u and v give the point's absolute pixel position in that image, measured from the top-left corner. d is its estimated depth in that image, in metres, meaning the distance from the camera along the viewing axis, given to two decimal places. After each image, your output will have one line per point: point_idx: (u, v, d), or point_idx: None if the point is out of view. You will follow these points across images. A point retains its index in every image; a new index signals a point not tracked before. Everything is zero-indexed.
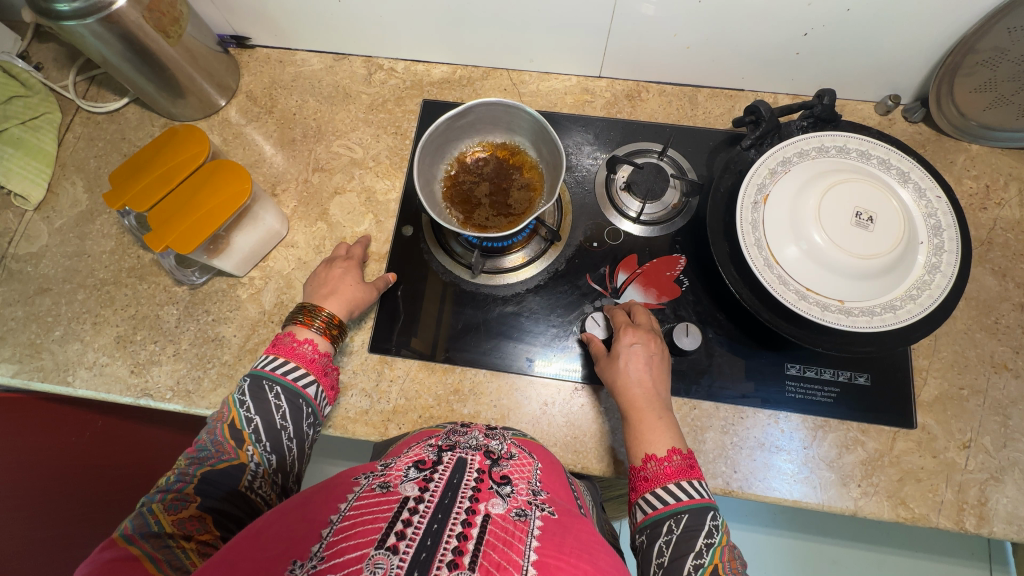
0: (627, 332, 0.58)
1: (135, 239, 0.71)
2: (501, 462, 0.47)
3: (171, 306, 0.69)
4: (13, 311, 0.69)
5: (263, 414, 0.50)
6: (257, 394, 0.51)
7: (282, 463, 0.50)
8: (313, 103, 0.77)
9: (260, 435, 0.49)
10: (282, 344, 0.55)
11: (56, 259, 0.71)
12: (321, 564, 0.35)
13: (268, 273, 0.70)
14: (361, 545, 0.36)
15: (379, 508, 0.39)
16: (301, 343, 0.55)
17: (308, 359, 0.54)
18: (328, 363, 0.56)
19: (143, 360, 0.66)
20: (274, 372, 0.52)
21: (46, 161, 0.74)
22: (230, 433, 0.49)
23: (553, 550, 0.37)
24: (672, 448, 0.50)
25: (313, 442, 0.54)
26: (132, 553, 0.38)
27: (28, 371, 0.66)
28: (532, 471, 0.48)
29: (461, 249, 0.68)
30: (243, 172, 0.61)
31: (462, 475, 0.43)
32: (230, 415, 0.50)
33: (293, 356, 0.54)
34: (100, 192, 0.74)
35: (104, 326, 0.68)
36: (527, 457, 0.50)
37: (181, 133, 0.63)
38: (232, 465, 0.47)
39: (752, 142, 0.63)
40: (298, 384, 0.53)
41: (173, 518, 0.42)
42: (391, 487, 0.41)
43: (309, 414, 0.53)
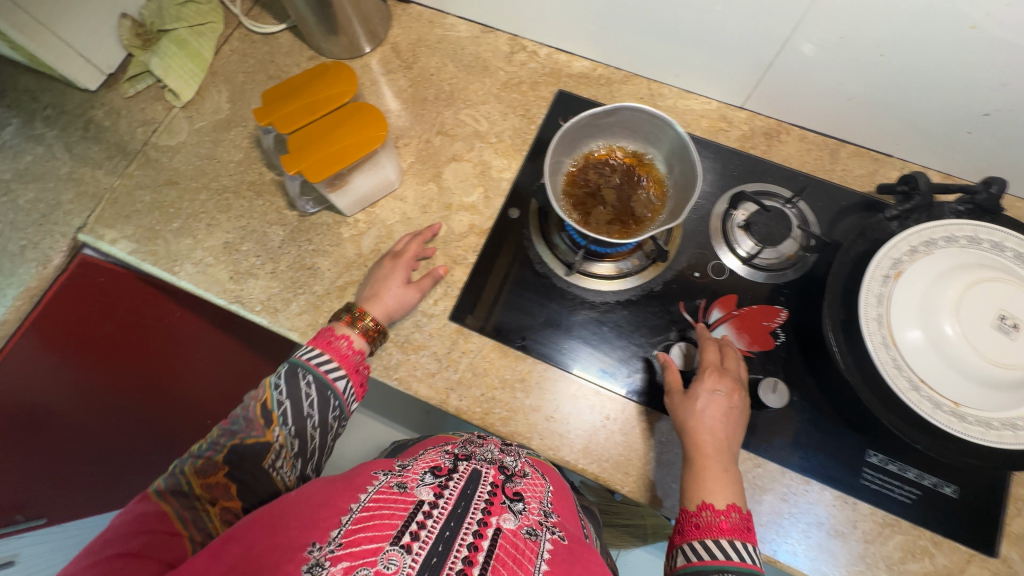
0: (711, 375, 0.56)
1: (262, 156, 0.75)
2: (513, 480, 0.51)
3: (278, 227, 0.72)
4: (143, 195, 0.74)
5: (293, 399, 0.54)
6: (292, 379, 0.54)
7: (303, 447, 0.54)
8: (452, 68, 0.78)
9: (286, 418, 0.54)
10: (321, 337, 0.58)
11: (189, 157, 0.76)
12: (338, 549, 0.38)
13: (373, 219, 0.71)
14: (376, 538, 0.40)
15: (395, 505, 0.43)
16: (338, 338, 0.58)
17: (343, 355, 0.57)
18: (360, 361, 0.58)
19: (243, 270, 0.70)
20: (309, 361, 0.55)
21: (201, 66, 0.79)
22: (260, 413, 0.54)
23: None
24: (731, 505, 0.49)
25: (334, 433, 0.57)
26: (162, 509, 0.48)
27: (143, 253, 0.71)
28: (543, 493, 0.53)
29: (562, 244, 0.68)
30: (381, 118, 0.62)
31: (475, 489, 0.47)
32: (264, 395, 0.54)
33: (329, 350, 0.57)
34: (241, 105, 0.78)
35: (216, 230, 0.72)
36: (538, 479, 0.55)
37: (331, 69, 0.65)
38: (257, 441, 0.53)
39: (897, 214, 0.60)
40: (328, 375, 0.55)
41: (201, 482, 0.51)
42: (407, 489, 0.45)
43: (335, 406, 0.56)
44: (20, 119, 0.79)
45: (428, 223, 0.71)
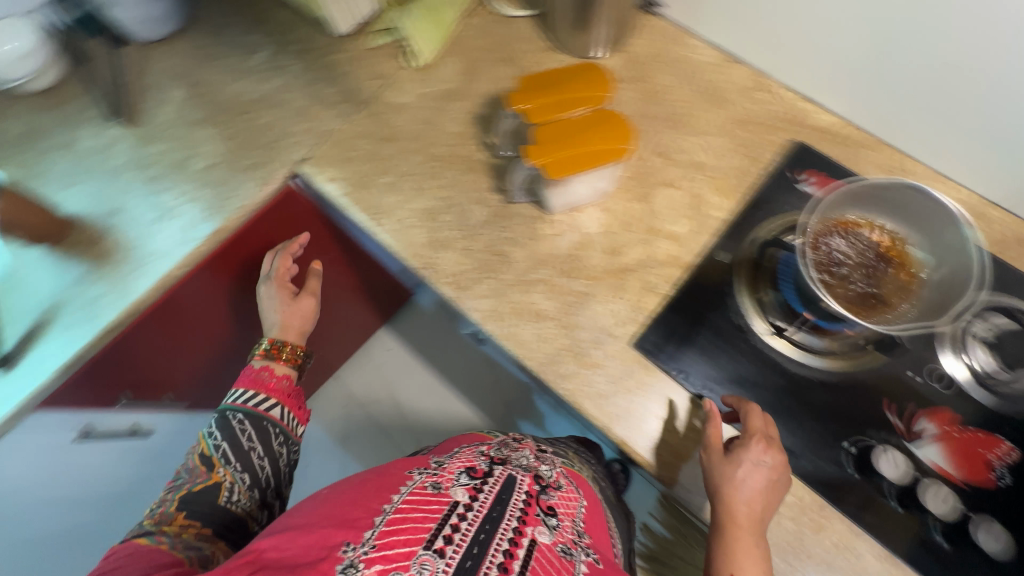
0: (760, 444, 0.56)
1: (478, 134, 0.76)
2: (548, 491, 0.63)
3: (481, 207, 0.72)
4: (362, 143, 0.77)
5: (229, 440, 0.72)
6: (224, 424, 0.73)
7: (252, 478, 0.72)
8: (685, 90, 0.76)
9: (227, 458, 0.71)
10: (258, 379, 0.77)
11: (411, 118, 0.78)
12: (371, 553, 0.49)
13: (574, 224, 0.70)
14: (409, 542, 0.51)
15: (428, 509, 0.54)
16: (261, 371, 0.78)
17: (266, 386, 0.77)
18: (286, 386, 0.79)
19: (438, 239, 0.71)
20: (236, 404, 0.74)
21: (443, 35, 0.82)
22: (201, 459, 0.72)
23: None
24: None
25: (283, 458, 0.76)
26: (145, 544, 0.61)
27: (352, 198, 0.75)
28: (574, 509, 0.65)
29: (771, 303, 0.64)
30: (629, 132, 0.61)
31: (511, 495, 0.59)
32: (201, 447, 0.73)
33: (252, 384, 0.76)
34: (470, 80, 0.80)
35: (421, 193, 0.74)
36: (573, 494, 0.68)
37: (588, 70, 0.64)
38: (206, 484, 0.70)
39: None
40: (262, 410, 0.75)
41: (168, 526, 0.65)
42: (442, 490, 0.57)
43: (276, 434, 0.75)
44: (273, 48, 0.85)
45: (629, 242, 0.69)
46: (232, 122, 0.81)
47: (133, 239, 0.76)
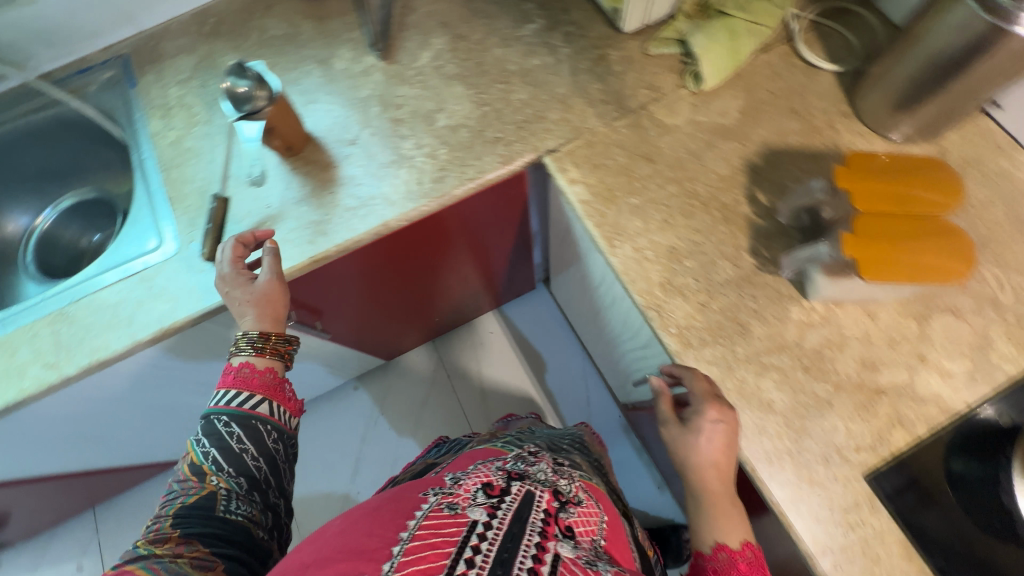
0: (715, 407, 0.57)
1: (745, 185, 0.70)
2: (565, 509, 0.63)
3: (730, 265, 0.66)
4: (617, 153, 0.73)
5: (220, 444, 0.63)
6: (211, 430, 0.64)
7: (250, 481, 0.63)
8: (999, 211, 0.66)
9: (221, 464, 0.62)
10: (237, 378, 0.66)
11: (675, 144, 0.72)
12: None
13: (831, 318, 0.63)
14: (430, 565, 0.50)
15: (446, 530, 0.54)
16: (244, 369, 0.66)
17: (247, 382, 0.66)
18: (268, 376, 0.67)
19: (675, 283, 0.66)
20: (224, 404, 0.65)
21: (733, 64, 0.74)
22: (192, 471, 0.62)
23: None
24: (717, 547, 0.57)
25: (278, 454, 0.67)
26: (135, 572, 0.51)
27: (591, 209, 0.70)
28: (594, 527, 0.64)
29: None
30: (964, 254, 0.53)
31: (529, 512, 0.59)
32: (190, 455, 0.63)
33: (234, 385, 0.66)
34: (750, 123, 0.73)
35: (668, 228, 0.68)
36: (593, 511, 0.67)
37: (933, 169, 0.58)
38: (203, 495, 0.60)
39: None
40: (251, 408, 0.65)
41: (162, 545, 0.55)
42: (458, 511, 0.57)
43: (269, 432, 0.66)
44: (545, 23, 0.81)
45: (890, 362, 0.61)
46: (485, 87, 0.78)
47: (358, 177, 0.75)
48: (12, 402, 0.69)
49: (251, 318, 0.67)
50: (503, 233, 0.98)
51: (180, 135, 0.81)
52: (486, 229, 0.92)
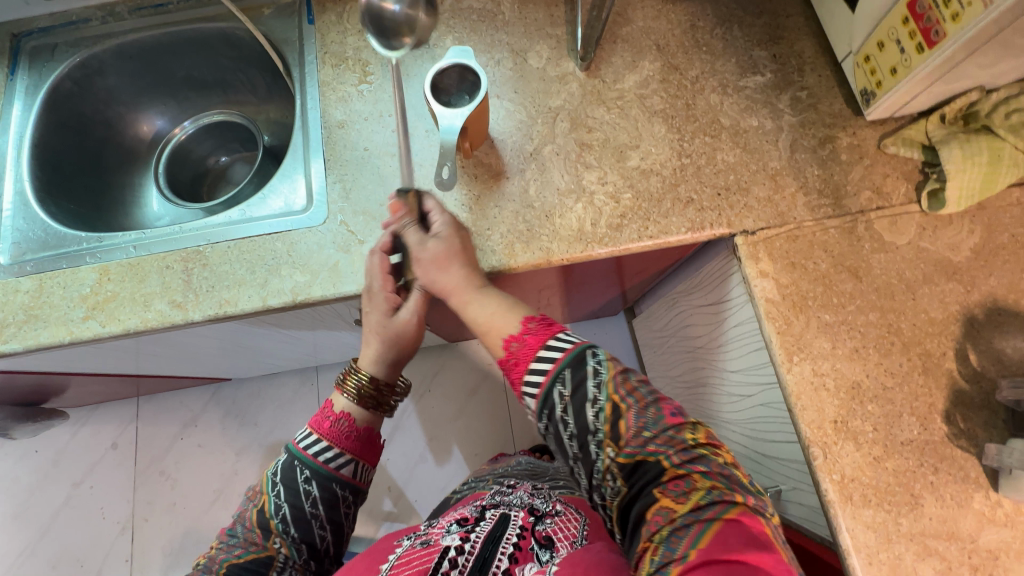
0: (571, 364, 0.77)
1: (960, 338, 0.61)
2: (541, 522, 0.73)
3: (918, 424, 0.59)
4: (822, 257, 0.64)
5: (288, 502, 0.66)
6: (289, 480, 0.66)
7: (309, 543, 0.66)
8: None
9: (285, 523, 0.65)
10: (320, 421, 0.69)
11: (891, 266, 0.64)
12: None
13: (1018, 522, 0.56)
14: None
15: (420, 560, 0.65)
16: (332, 418, 0.68)
17: (342, 433, 0.68)
18: (344, 424, 0.68)
19: (850, 426, 0.59)
20: (301, 451, 0.68)
21: (987, 190, 0.63)
22: (257, 524, 0.66)
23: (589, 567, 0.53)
24: (507, 342, 0.59)
25: (344, 523, 0.69)
26: None
27: (777, 312, 0.63)
28: (574, 531, 0.71)
29: None
30: None
31: (503, 533, 0.69)
32: (263, 500, 0.67)
33: (330, 432, 0.68)
34: (982, 267, 0.63)
35: (858, 362, 0.61)
36: (575, 514, 0.78)
37: None
38: (260, 555, 0.64)
39: None
40: (333, 467, 0.67)
41: None
42: (430, 544, 0.69)
43: (342, 495, 0.68)
44: (775, 78, 0.71)
45: None
46: (689, 135, 0.70)
47: (529, 198, 0.69)
48: (134, 330, 0.67)
49: (372, 359, 0.70)
50: (633, 279, 0.90)
51: (348, 93, 0.75)
52: (623, 274, 0.84)
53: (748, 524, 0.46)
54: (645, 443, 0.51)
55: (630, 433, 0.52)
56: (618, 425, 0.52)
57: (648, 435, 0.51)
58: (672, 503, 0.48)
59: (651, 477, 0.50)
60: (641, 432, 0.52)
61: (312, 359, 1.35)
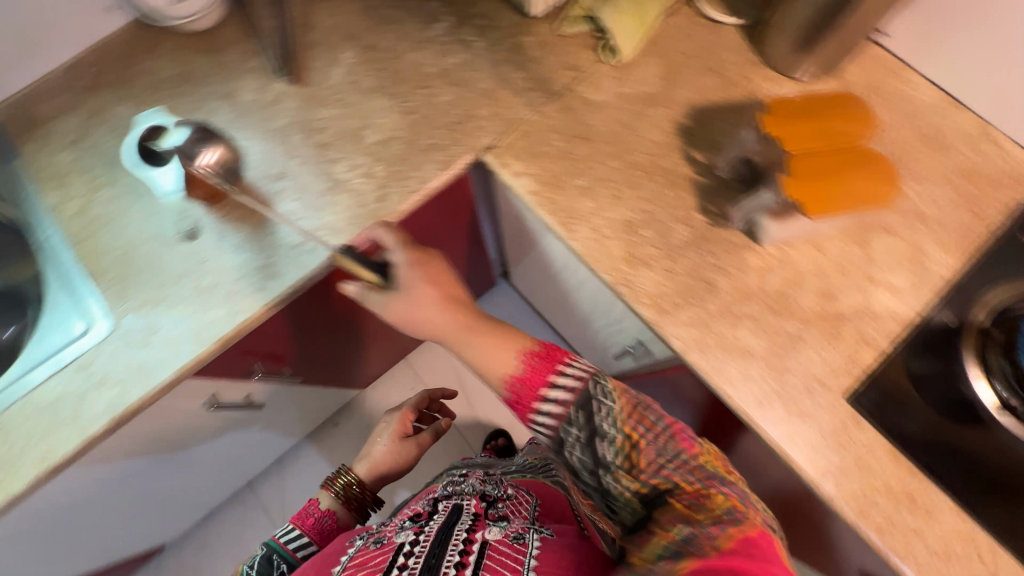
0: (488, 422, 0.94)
1: (682, 146, 0.71)
2: (494, 506, 0.73)
3: (685, 227, 0.68)
4: (555, 139, 0.73)
5: (257, 573, 0.77)
6: (266, 562, 0.79)
7: None
8: (905, 131, 0.71)
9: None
10: (302, 515, 0.87)
11: (608, 119, 0.73)
12: None
13: (785, 259, 0.66)
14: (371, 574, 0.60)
15: (375, 558, 0.63)
16: (315, 512, 0.87)
17: (318, 526, 0.85)
18: (326, 521, 0.86)
19: (638, 256, 0.67)
20: (279, 544, 0.81)
21: (643, 27, 0.73)
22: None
23: (547, 562, 0.62)
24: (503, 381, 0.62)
25: None
26: None
27: (543, 198, 0.70)
28: (526, 510, 0.75)
29: (1000, 371, 0.60)
30: (894, 178, 0.58)
31: (459, 518, 0.68)
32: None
33: (311, 524, 0.85)
34: (672, 87, 0.74)
35: (620, 204, 0.69)
36: (523, 497, 0.79)
37: (850, 103, 0.61)
38: None
39: None
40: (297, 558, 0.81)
41: None
42: (384, 542, 0.67)
43: None
44: (455, 20, 0.80)
45: (845, 287, 0.65)
46: (408, 95, 0.76)
47: (297, 212, 0.71)
48: None
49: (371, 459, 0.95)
50: (456, 237, 0.96)
51: (83, 203, 0.73)
52: (438, 237, 0.90)
53: (760, 540, 0.50)
54: (657, 472, 0.56)
55: (649, 463, 0.56)
56: (636, 457, 0.56)
57: (667, 464, 0.56)
58: (687, 508, 0.53)
59: (664, 493, 0.56)
60: (654, 460, 0.56)
61: (233, 480, 1.27)
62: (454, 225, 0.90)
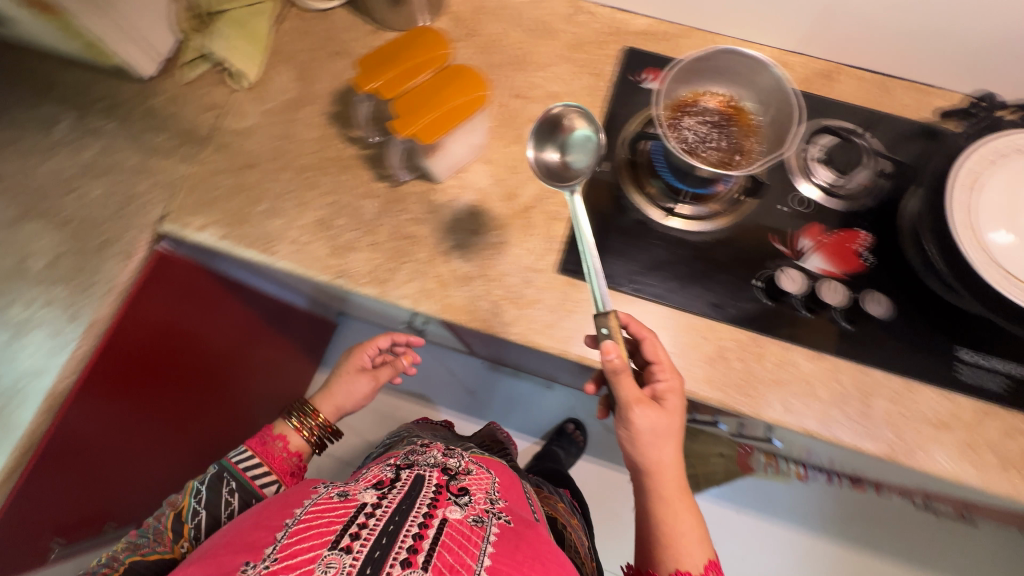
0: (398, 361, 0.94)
1: (340, 132, 0.75)
2: (457, 478, 0.68)
3: (371, 200, 0.72)
4: (223, 180, 0.73)
5: (213, 506, 0.71)
6: (217, 485, 0.73)
7: None
8: (516, 33, 0.80)
9: (196, 533, 0.70)
10: (262, 438, 0.79)
11: (264, 139, 0.75)
12: (274, 562, 0.53)
13: (464, 184, 0.72)
14: (315, 547, 0.54)
15: (335, 515, 0.58)
16: (274, 440, 0.79)
17: (275, 457, 0.77)
18: (294, 461, 0.80)
19: (342, 244, 0.70)
20: (234, 465, 0.75)
21: (261, 45, 0.78)
22: (171, 526, 0.71)
23: (501, 557, 0.57)
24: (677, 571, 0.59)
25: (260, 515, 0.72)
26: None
27: (234, 237, 0.70)
28: (488, 485, 0.70)
29: (657, 190, 0.71)
30: (480, 79, 0.65)
31: (421, 489, 0.63)
32: (181, 504, 0.72)
33: (268, 454, 0.78)
34: (309, 84, 0.77)
35: (307, 208, 0.72)
36: (484, 473, 0.74)
37: (426, 34, 0.66)
38: (159, 556, 0.69)
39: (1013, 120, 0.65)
40: (257, 484, 0.74)
41: None
42: (348, 496, 0.61)
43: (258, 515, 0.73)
44: (77, 114, 0.76)
45: (520, 183, 0.72)
46: (60, 207, 0.72)
47: None
48: None
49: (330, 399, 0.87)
50: (210, 301, 0.90)
51: None
52: (184, 312, 0.85)
53: None
54: None
55: None
56: None
57: None
58: None
59: None
60: None
61: None
62: (193, 294, 0.85)
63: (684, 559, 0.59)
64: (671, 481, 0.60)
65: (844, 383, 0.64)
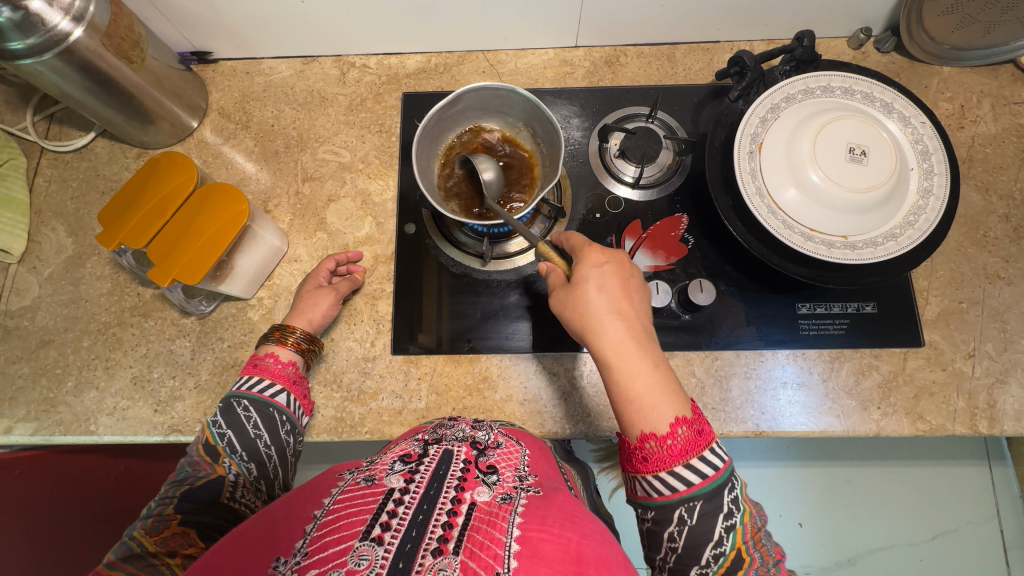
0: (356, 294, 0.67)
1: (132, 276, 0.69)
2: (487, 452, 0.46)
3: (183, 339, 0.67)
4: (19, 368, 0.67)
5: (235, 427, 0.51)
6: (227, 410, 0.52)
7: (261, 470, 0.51)
8: (290, 111, 0.75)
9: (235, 447, 0.50)
10: (253, 362, 0.57)
11: (53, 309, 0.69)
12: (305, 560, 0.34)
13: (276, 291, 0.69)
14: (345, 538, 0.35)
15: (363, 501, 0.38)
16: (264, 358, 0.57)
17: (273, 371, 0.56)
18: (295, 372, 0.58)
19: (165, 398, 0.65)
20: (242, 390, 0.54)
21: (21, 210, 0.71)
22: (205, 450, 0.50)
23: (535, 524, 0.37)
24: (645, 436, 0.42)
25: (293, 447, 0.55)
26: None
27: (48, 427, 0.64)
28: (519, 458, 0.47)
29: (467, 239, 0.68)
30: (237, 192, 0.60)
31: (447, 466, 0.42)
32: (205, 435, 0.51)
33: (256, 372, 0.56)
34: (85, 235, 0.71)
35: (117, 370, 0.66)
36: (514, 445, 0.50)
37: (162, 163, 0.61)
38: (210, 479, 0.49)
39: (783, 66, 0.64)
40: (265, 395, 0.54)
41: (154, 538, 0.43)
42: (375, 481, 0.41)
43: (285, 422, 0.54)
44: None
45: None
46: None
47: None
48: None
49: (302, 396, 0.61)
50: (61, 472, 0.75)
51: None
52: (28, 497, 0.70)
53: None
54: None
55: None
56: None
57: None
58: None
59: None
60: None
61: None
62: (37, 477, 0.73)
63: (651, 418, 0.43)
64: (614, 329, 0.46)
65: (697, 373, 0.64)
